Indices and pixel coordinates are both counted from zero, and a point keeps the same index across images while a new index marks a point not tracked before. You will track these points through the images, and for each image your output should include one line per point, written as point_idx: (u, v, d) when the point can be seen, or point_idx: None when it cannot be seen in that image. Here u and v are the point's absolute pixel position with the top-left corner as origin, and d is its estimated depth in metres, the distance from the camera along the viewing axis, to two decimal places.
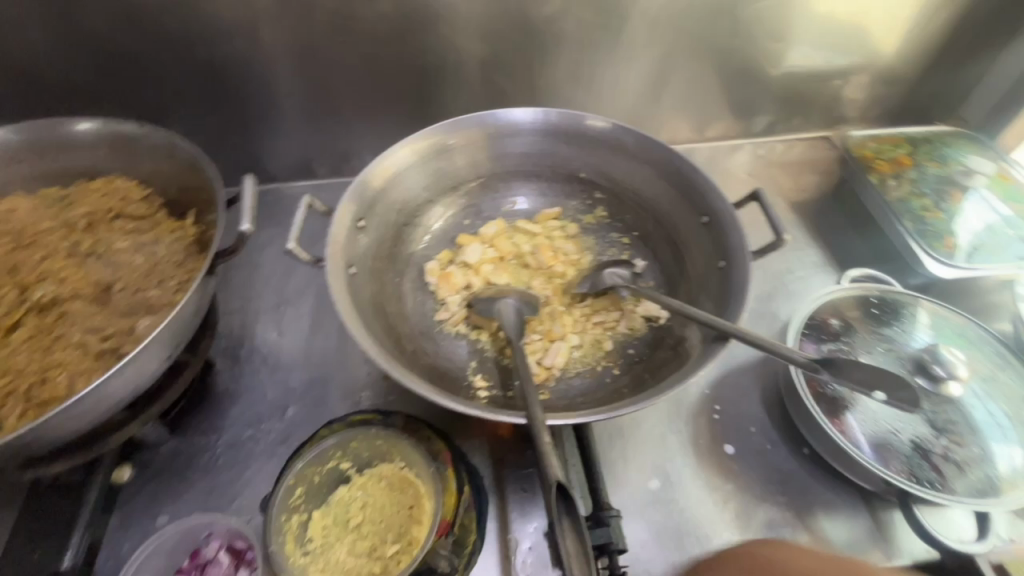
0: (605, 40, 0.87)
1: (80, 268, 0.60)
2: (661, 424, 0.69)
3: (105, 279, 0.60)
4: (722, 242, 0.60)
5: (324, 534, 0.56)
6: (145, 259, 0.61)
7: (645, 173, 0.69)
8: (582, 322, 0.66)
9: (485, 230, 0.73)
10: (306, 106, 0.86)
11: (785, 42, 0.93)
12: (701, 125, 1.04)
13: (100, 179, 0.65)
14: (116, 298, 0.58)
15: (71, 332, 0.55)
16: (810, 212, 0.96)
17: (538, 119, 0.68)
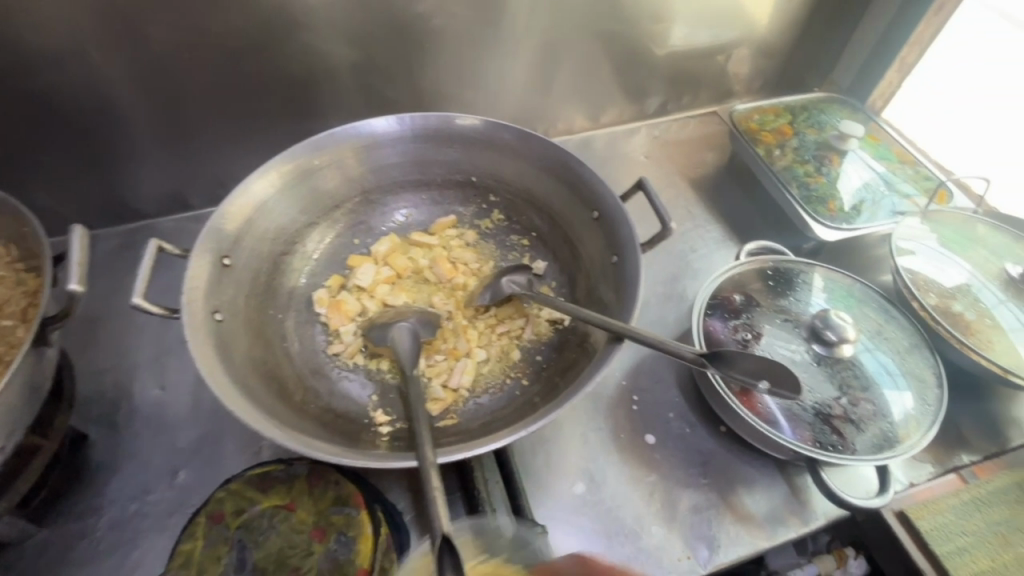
0: (483, 34, 0.84)
1: None
2: (582, 424, 0.67)
3: None
4: (614, 235, 0.59)
5: None
6: None
7: (533, 171, 0.66)
8: (487, 334, 0.62)
9: (377, 248, 0.68)
10: (165, 133, 0.78)
11: (664, 23, 0.94)
12: (596, 112, 1.04)
13: None
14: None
15: None
16: (707, 188, 0.98)
17: (403, 124, 0.63)
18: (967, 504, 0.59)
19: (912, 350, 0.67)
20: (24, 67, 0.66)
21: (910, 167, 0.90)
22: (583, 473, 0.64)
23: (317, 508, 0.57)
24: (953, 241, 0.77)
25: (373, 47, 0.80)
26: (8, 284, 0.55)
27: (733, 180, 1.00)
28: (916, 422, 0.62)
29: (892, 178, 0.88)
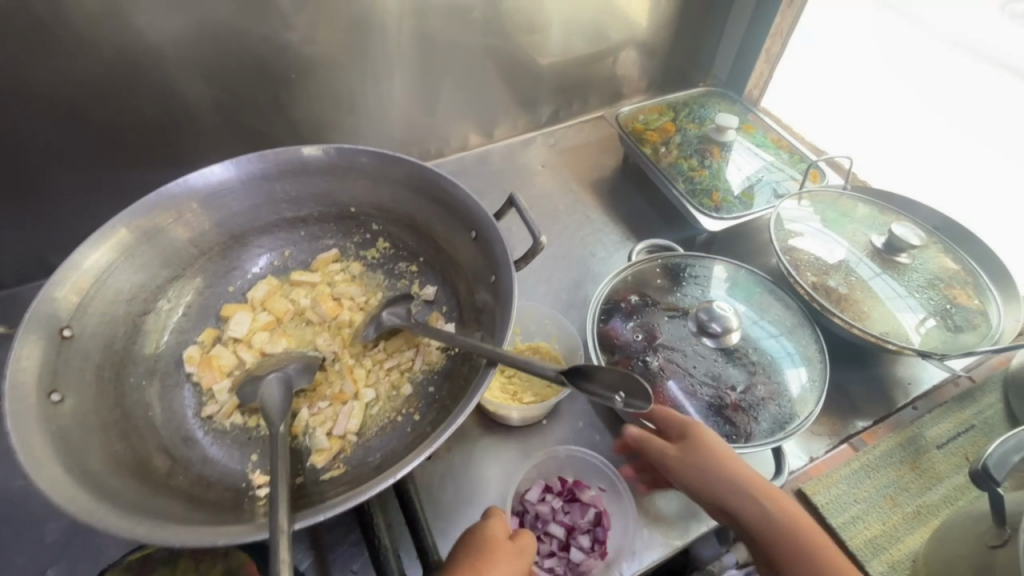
0: (353, 60, 0.82)
1: None
2: (491, 449, 0.66)
3: None
4: (490, 253, 0.58)
5: None
6: None
7: (409, 195, 0.65)
8: (375, 371, 0.60)
9: (253, 294, 0.64)
10: (6, 195, 0.71)
11: (541, 34, 0.95)
12: (490, 127, 1.04)
13: None
14: None
15: None
16: (605, 192, 1.00)
17: (245, 166, 0.61)
18: (856, 473, 0.62)
19: (798, 328, 0.70)
20: None
21: (785, 151, 0.94)
22: (495, 497, 0.63)
23: None
24: (831, 221, 0.80)
25: (236, 82, 0.76)
26: None
27: (629, 180, 1.02)
28: (809, 397, 0.64)
29: (771, 163, 0.92)
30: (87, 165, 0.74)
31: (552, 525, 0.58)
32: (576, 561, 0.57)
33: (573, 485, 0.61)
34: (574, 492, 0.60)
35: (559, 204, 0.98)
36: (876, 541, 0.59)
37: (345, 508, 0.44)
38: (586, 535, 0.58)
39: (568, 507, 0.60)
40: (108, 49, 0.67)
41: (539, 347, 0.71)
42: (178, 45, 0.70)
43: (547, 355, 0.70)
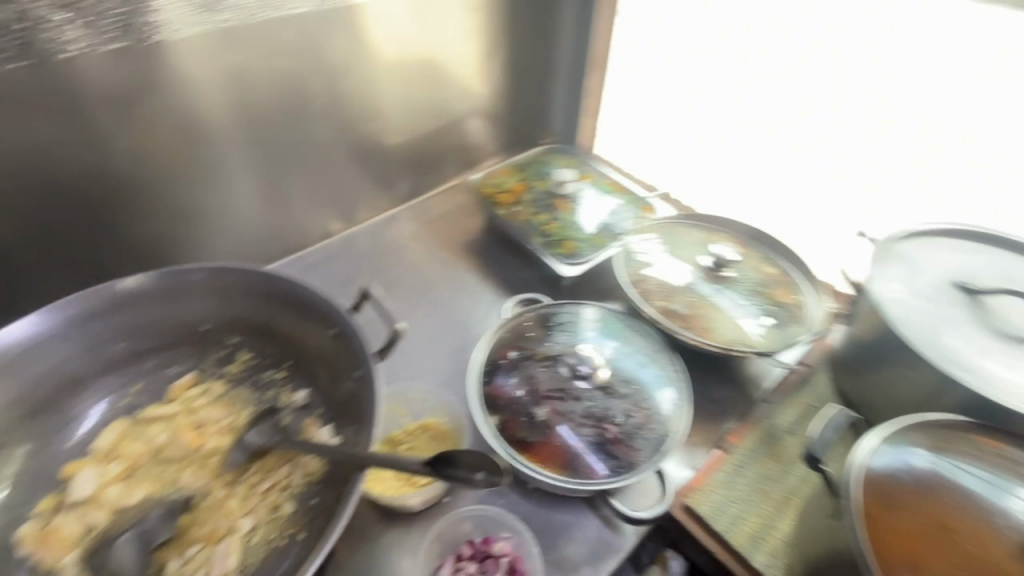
0: (185, 173, 0.81)
1: None
2: (393, 544, 0.63)
3: None
4: (352, 349, 0.59)
5: None
6: None
7: (263, 303, 0.65)
8: (251, 497, 0.56)
9: (98, 444, 0.59)
10: None
11: (381, 120, 0.99)
12: (350, 211, 1.05)
13: None
14: None
15: None
16: (474, 255, 1.04)
17: (51, 315, 0.57)
18: (732, 474, 0.68)
19: (659, 352, 0.77)
20: None
21: (624, 191, 1.05)
22: None
23: None
24: (669, 249, 0.90)
25: (49, 214, 0.72)
26: None
27: (496, 239, 1.07)
28: (677, 415, 0.70)
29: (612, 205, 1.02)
30: None
31: None
32: None
33: (482, 544, 0.61)
34: (485, 550, 0.60)
35: (432, 275, 1.00)
36: (756, 534, 0.63)
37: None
38: None
39: (482, 568, 0.59)
40: None
41: (428, 425, 0.73)
42: None
43: (436, 431, 0.73)
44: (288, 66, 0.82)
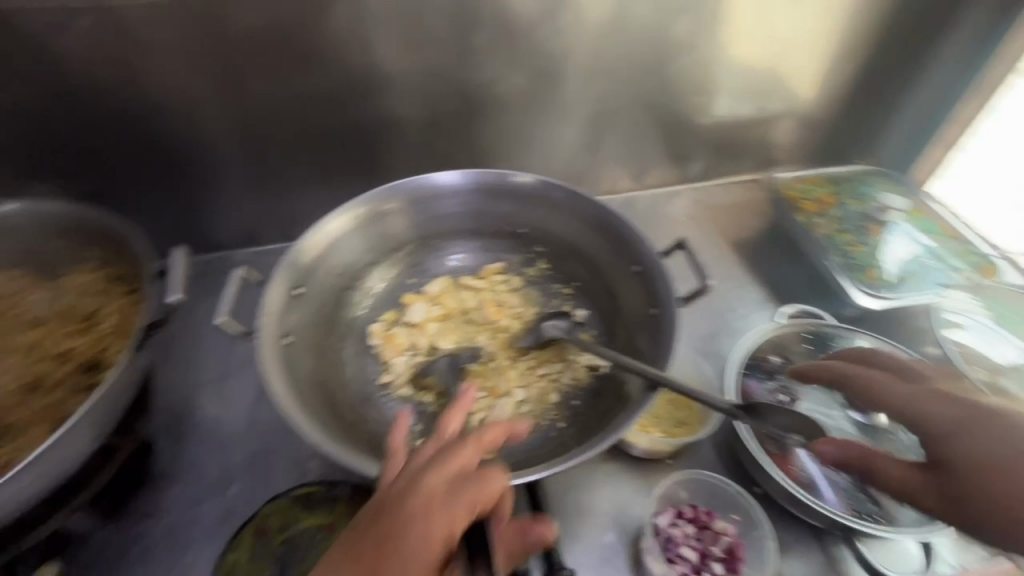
0: (537, 100, 0.93)
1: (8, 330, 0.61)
2: (613, 474, 0.68)
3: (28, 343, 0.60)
4: (654, 288, 0.62)
5: None
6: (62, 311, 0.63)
7: (581, 226, 0.71)
8: (526, 375, 0.66)
9: (429, 288, 0.73)
10: (249, 175, 0.88)
11: (710, 95, 1.00)
12: (641, 174, 1.09)
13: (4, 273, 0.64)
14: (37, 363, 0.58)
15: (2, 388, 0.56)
16: (748, 252, 1.00)
17: (466, 178, 0.71)
18: None
19: None
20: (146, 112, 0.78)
21: (957, 240, 0.90)
22: (611, 518, 0.65)
23: None
24: (1004, 320, 0.78)
25: (439, 109, 0.89)
26: (103, 296, 0.62)
27: (776, 245, 1.01)
28: None
29: (935, 249, 0.88)
30: (310, 161, 0.89)
31: (684, 549, 0.59)
32: None
33: (703, 513, 0.61)
34: (707, 520, 0.60)
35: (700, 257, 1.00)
36: None
37: (513, 484, 0.50)
38: (720, 562, 0.58)
39: (698, 534, 0.60)
40: (351, 68, 0.81)
41: None
42: (407, 70, 0.83)
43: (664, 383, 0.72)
44: (656, 28, 0.89)
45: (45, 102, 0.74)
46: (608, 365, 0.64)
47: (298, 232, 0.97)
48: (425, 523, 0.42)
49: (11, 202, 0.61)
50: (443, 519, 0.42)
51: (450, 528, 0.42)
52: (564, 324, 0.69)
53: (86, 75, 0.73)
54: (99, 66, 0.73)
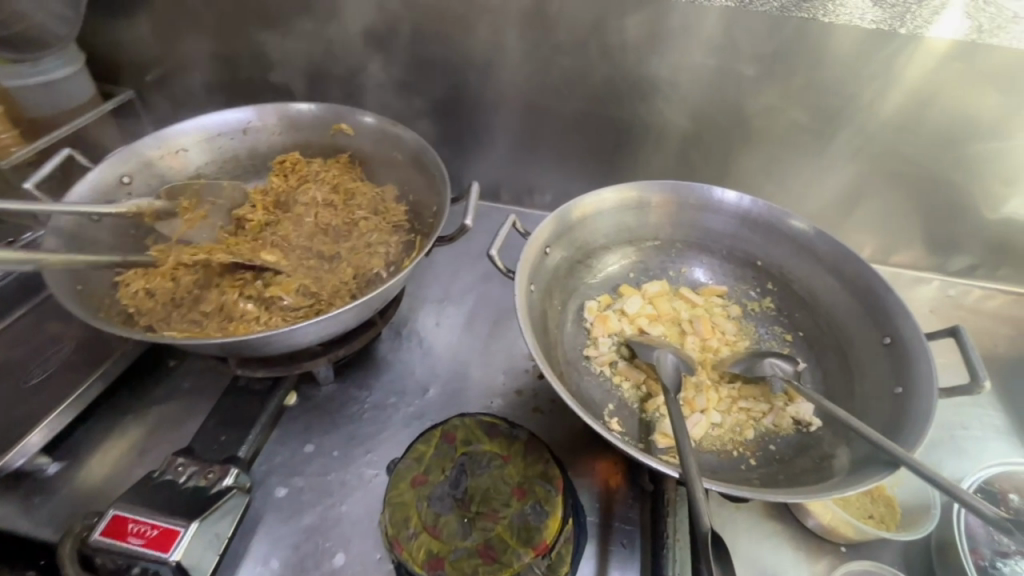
0: (807, 141, 0.89)
1: (332, 202, 0.77)
2: (778, 534, 0.64)
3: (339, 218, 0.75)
4: (906, 367, 0.57)
5: (439, 533, 0.60)
6: (371, 206, 0.77)
7: (830, 280, 0.68)
8: (727, 402, 0.65)
9: (648, 287, 0.75)
10: (514, 139, 0.98)
11: (1015, 188, 0.87)
12: (888, 249, 0.99)
13: (344, 163, 0.80)
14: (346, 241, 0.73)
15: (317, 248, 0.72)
16: (1002, 372, 0.86)
17: (734, 201, 0.72)
18: None
19: None
20: (459, 66, 0.91)
21: None
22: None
23: (524, 471, 0.65)
24: None
25: (706, 124, 0.90)
26: (403, 213, 0.76)
27: None
28: None
29: None
30: (568, 141, 0.97)
31: None
32: None
33: None
34: None
35: None
36: None
37: (712, 489, 0.50)
38: None
39: None
40: (640, 68, 0.86)
41: None
42: (691, 81, 0.86)
43: None
44: (980, 101, 0.80)
45: (394, 40, 0.90)
46: (820, 425, 0.62)
47: (530, 200, 1.06)
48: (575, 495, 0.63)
49: (369, 116, 0.77)
50: None
51: None
52: (787, 368, 0.65)
53: (429, 25, 0.88)
54: (444, 18, 0.87)
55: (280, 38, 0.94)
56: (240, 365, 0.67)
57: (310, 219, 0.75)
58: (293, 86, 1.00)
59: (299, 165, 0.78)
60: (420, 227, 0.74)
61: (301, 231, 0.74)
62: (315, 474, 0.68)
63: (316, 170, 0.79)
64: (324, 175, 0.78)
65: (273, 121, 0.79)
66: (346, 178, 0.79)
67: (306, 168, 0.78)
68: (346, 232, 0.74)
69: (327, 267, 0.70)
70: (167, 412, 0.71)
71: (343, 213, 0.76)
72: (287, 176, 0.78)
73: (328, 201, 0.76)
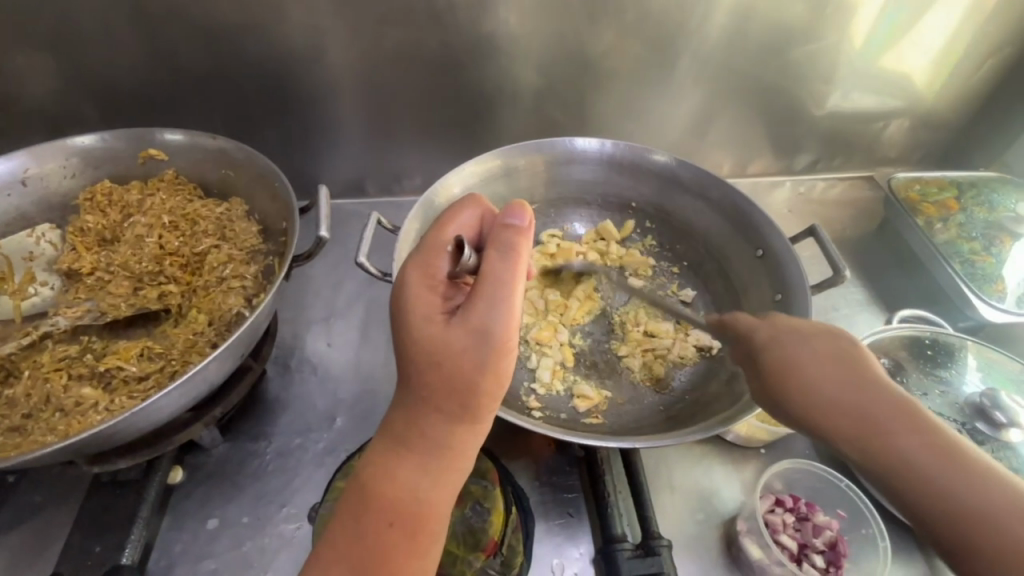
0: (652, 74, 0.91)
1: (164, 231, 0.65)
2: (708, 456, 0.67)
3: (177, 250, 0.64)
4: (779, 274, 0.61)
5: None
6: (214, 229, 0.66)
7: (700, 206, 0.70)
8: (632, 347, 0.67)
9: (535, 253, 0.74)
10: (364, 128, 0.90)
11: (832, 85, 0.95)
12: (743, 162, 1.06)
13: (171, 182, 0.68)
14: (193, 277, 0.63)
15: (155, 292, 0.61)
16: (854, 251, 0.96)
17: (595, 148, 0.71)
18: None
19: None
20: (278, 58, 0.80)
21: None
22: (703, 499, 0.64)
23: None
24: None
25: (556, 74, 0.88)
26: (253, 232, 0.66)
27: (885, 248, 0.96)
28: None
29: None
30: (422, 119, 0.90)
31: (783, 536, 0.57)
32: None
33: (806, 506, 0.59)
34: (807, 512, 0.58)
35: None
36: None
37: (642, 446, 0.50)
38: (820, 555, 0.56)
39: (799, 525, 0.58)
40: (477, 29, 0.81)
41: None
42: (530, 34, 0.83)
43: None
44: (788, 8, 0.85)
45: (191, 40, 0.77)
46: (719, 347, 0.65)
47: (399, 187, 0.99)
48: (498, 275, 0.41)
49: (170, 132, 0.67)
50: (477, 364, 0.40)
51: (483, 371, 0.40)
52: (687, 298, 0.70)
53: (227, 16, 0.76)
54: (246, 7, 0.75)
55: (44, 62, 0.77)
56: (94, 461, 0.55)
57: (141, 259, 0.63)
58: (83, 116, 0.83)
59: (117, 196, 0.66)
60: (277, 245, 0.65)
61: (131, 279, 0.62)
62: (228, 550, 0.60)
63: (139, 197, 0.67)
64: (150, 202, 0.66)
65: (59, 162, 0.65)
66: (179, 201, 0.67)
67: (127, 197, 0.66)
68: (191, 267, 0.64)
69: (174, 316, 0.59)
70: (20, 540, 0.59)
71: (185, 242, 0.65)
72: (104, 212, 0.65)
73: (162, 231, 0.65)
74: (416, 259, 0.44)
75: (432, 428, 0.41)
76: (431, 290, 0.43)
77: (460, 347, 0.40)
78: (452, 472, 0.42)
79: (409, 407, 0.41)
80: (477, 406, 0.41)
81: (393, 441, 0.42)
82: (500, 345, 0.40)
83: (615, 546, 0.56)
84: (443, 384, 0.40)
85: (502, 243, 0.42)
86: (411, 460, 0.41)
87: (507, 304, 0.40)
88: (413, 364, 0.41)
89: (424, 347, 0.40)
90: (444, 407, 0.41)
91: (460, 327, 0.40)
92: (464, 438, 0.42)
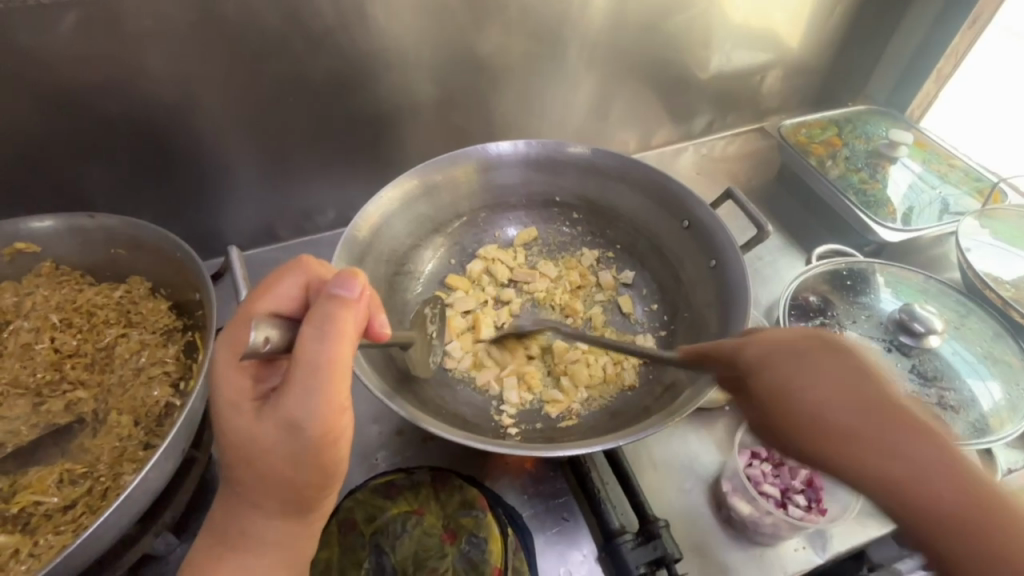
0: (546, 64, 0.91)
1: (54, 332, 0.57)
2: (683, 427, 0.69)
3: (76, 350, 0.57)
4: (708, 241, 0.63)
5: None
6: (115, 317, 0.59)
7: (622, 189, 0.71)
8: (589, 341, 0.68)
9: (473, 268, 0.73)
10: (264, 170, 0.84)
11: (712, 49, 1.00)
12: (647, 135, 1.10)
13: (52, 274, 0.60)
14: (104, 374, 0.56)
15: (60, 402, 0.53)
16: (762, 201, 1.03)
17: (509, 151, 0.70)
18: None
19: (989, 337, 0.73)
20: (148, 112, 0.72)
21: (953, 172, 0.95)
22: (685, 468, 0.66)
23: (444, 512, 0.59)
24: (1005, 235, 0.84)
25: (452, 81, 0.87)
26: (162, 309, 0.60)
27: (786, 191, 1.04)
28: (1007, 408, 0.67)
29: (923, 175, 0.93)
30: (322, 149, 0.86)
31: (766, 486, 0.59)
32: (797, 517, 0.57)
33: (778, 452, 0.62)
34: (781, 457, 0.62)
35: None
36: None
37: (619, 446, 0.51)
38: (801, 494, 0.59)
39: (777, 471, 0.61)
40: (362, 49, 0.78)
41: None
42: (417, 45, 0.80)
43: None
44: None
45: (38, 110, 0.67)
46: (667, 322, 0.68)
47: (313, 224, 0.94)
48: (306, 357, 0.39)
49: (41, 219, 0.58)
50: (287, 454, 0.41)
51: (299, 461, 0.41)
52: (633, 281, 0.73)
53: (75, 78, 0.67)
54: (96, 64, 0.67)
55: None
56: None
57: (32, 369, 0.55)
58: None
59: None
60: (193, 317, 0.59)
61: (25, 394, 0.54)
62: None
63: (17, 299, 0.58)
64: (31, 303, 0.59)
65: None
66: (66, 293, 0.60)
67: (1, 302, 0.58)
68: (97, 365, 0.56)
69: (90, 425, 0.52)
70: None
71: (85, 339, 0.58)
72: None
73: (55, 332, 0.57)
74: (227, 335, 0.43)
75: (259, 514, 0.43)
76: (239, 370, 0.43)
77: (272, 441, 0.41)
78: (291, 558, 0.45)
79: (238, 502, 0.43)
80: (309, 494, 0.44)
81: (219, 537, 0.43)
82: (314, 438, 0.41)
83: (618, 540, 0.56)
84: (263, 477, 0.42)
85: (321, 318, 0.40)
86: (240, 554, 0.43)
87: (313, 398, 0.39)
88: (231, 455, 0.42)
89: (237, 438, 0.41)
90: (269, 497, 0.43)
91: (273, 414, 0.40)
92: (299, 531, 0.45)
